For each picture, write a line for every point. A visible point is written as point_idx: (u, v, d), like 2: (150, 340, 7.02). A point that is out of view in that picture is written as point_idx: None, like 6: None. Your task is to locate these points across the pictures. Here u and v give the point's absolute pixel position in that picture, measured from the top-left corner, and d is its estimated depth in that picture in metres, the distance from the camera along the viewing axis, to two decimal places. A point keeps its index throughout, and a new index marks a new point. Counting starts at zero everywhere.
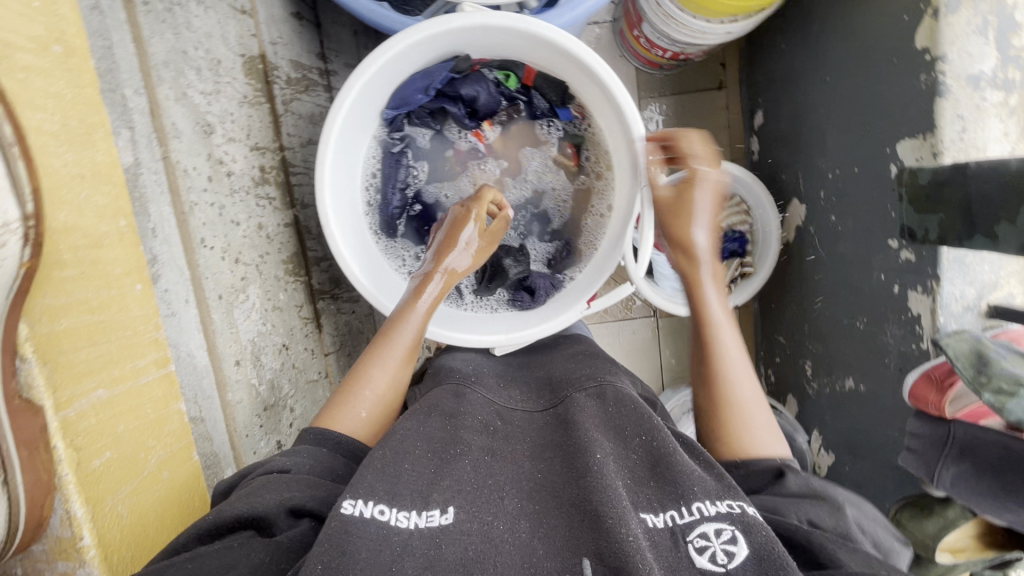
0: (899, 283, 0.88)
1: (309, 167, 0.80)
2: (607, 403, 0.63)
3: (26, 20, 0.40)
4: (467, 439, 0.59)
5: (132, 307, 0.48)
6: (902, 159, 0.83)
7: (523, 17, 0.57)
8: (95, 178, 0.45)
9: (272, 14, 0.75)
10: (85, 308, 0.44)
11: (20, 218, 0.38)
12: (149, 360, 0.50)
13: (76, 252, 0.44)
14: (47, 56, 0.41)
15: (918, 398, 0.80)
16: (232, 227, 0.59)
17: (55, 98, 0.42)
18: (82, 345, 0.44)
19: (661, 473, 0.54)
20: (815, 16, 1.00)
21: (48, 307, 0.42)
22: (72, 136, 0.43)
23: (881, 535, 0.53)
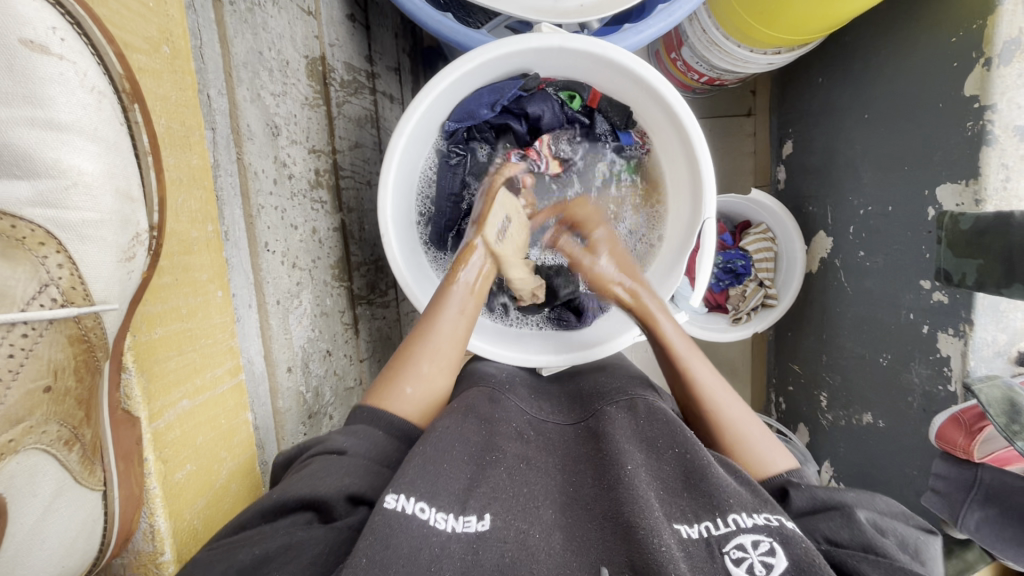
0: (929, 324, 0.89)
1: (355, 171, 0.79)
2: (638, 416, 0.60)
3: (144, 21, 0.43)
4: (504, 446, 0.56)
5: (213, 314, 0.52)
6: (942, 204, 0.86)
7: (602, 41, 0.58)
8: (192, 182, 0.48)
9: (332, 14, 0.75)
10: (176, 316, 0.48)
11: (147, 228, 0.44)
12: (224, 369, 0.54)
13: (172, 259, 0.47)
14: (159, 56, 0.45)
15: (946, 440, 0.80)
16: (291, 231, 0.59)
17: (163, 101, 0.45)
18: (172, 354, 0.48)
19: (693, 482, 0.52)
20: (859, 55, 1.01)
21: (147, 317, 0.46)
22: (174, 138, 0.46)
23: (904, 530, 0.51)
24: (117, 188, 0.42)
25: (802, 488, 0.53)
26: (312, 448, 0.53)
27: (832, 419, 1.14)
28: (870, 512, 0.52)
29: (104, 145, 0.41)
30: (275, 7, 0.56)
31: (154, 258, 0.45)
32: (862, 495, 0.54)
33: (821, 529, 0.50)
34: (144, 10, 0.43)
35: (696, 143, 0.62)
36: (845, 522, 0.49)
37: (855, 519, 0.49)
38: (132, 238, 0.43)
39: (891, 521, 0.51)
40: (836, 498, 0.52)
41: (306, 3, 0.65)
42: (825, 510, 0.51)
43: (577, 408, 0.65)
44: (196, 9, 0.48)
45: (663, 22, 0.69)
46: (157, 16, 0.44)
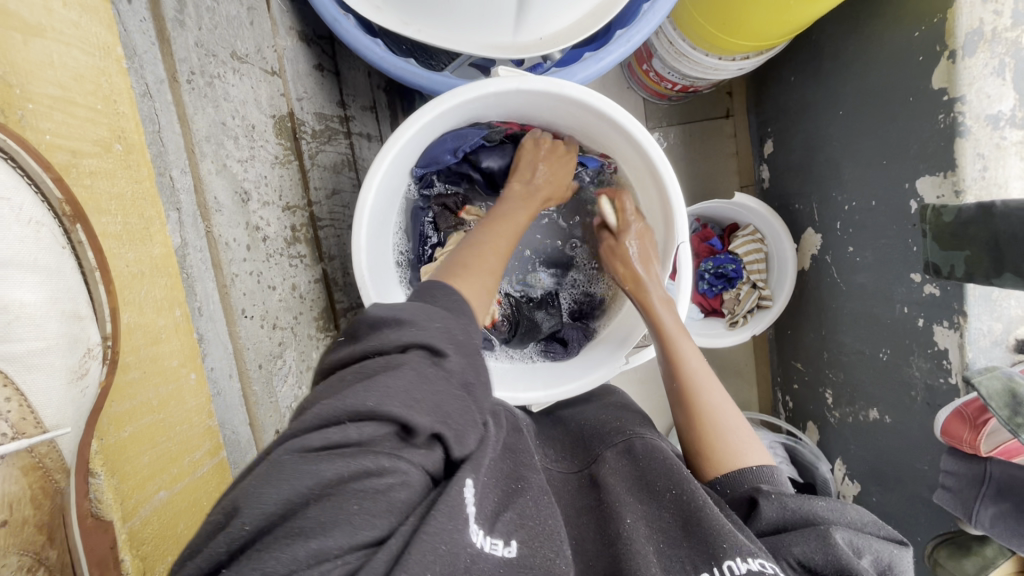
0: (924, 316, 0.88)
1: (334, 218, 0.80)
2: (639, 460, 0.60)
3: (92, 124, 0.45)
4: (528, 479, 0.53)
5: (187, 398, 0.53)
6: (923, 196, 0.85)
7: (558, 81, 0.58)
8: (154, 272, 0.49)
9: (298, 68, 0.76)
10: (147, 409, 0.49)
11: (100, 339, 0.44)
12: (203, 451, 0.55)
13: (138, 352, 0.48)
14: (110, 155, 0.46)
15: (951, 435, 0.79)
16: (269, 292, 0.59)
17: (118, 199, 0.46)
18: (144, 449, 0.49)
19: (690, 528, 0.50)
20: (827, 53, 1.01)
21: (115, 418, 0.47)
22: (132, 234, 0.47)
23: (881, 548, 0.50)
24: (62, 310, 0.42)
25: (772, 498, 0.52)
26: (368, 344, 0.46)
27: (840, 417, 1.13)
28: (848, 530, 0.50)
29: (47, 272, 0.41)
30: (236, 74, 0.57)
31: (109, 367, 0.45)
32: (837, 508, 0.52)
33: (792, 550, 0.48)
34: (92, 113, 0.45)
35: (662, 167, 0.63)
36: (819, 546, 0.47)
37: (831, 542, 0.47)
38: (83, 353, 0.43)
39: (868, 538, 0.50)
40: (807, 510, 0.51)
41: (269, 63, 0.66)
42: (799, 525, 0.50)
43: (583, 455, 0.66)
44: (152, 94, 0.49)
45: (623, 48, 0.70)
46: (106, 116, 0.45)
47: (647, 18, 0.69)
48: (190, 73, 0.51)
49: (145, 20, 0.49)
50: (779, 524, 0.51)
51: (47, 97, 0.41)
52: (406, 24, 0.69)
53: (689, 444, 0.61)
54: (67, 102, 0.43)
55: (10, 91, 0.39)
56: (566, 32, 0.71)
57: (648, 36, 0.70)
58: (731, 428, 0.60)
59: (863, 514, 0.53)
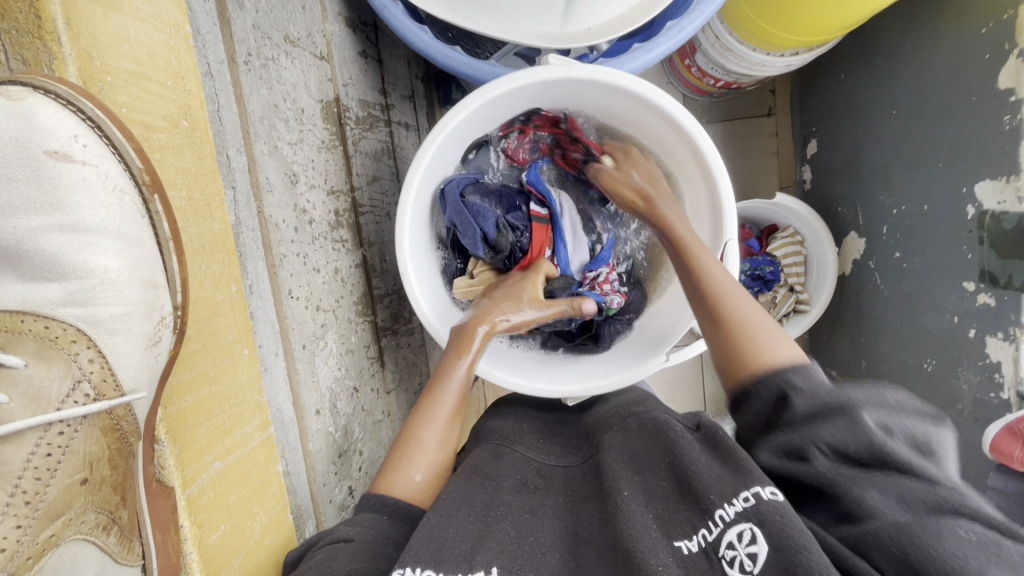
0: (975, 327, 0.85)
1: (374, 205, 0.81)
2: (632, 434, 0.61)
3: (162, 100, 0.45)
4: (505, 500, 0.57)
5: (240, 372, 0.53)
6: (982, 202, 0.81)
7: (611, 70, 0.57)
8: (214, 249, 0.49)
9: (344, 55, 0.77)
10: (204, 380, 0.50)
11: (172, 308, 0.46)
12: (254, 425, 0.55)
13: (197, 325, 0.49)
14: (178, 131, 0.46)
15: (1001, 452, 0.76)
16: (314, 274, 0.60)
17: (184, 173, 0.46)
18: (202, 419, 0.50)
19: (685, 489, 0.52)
20: (881, 50, 0.98)
21: (175, 388, 0.48)
22: (196, 209, 0.47)
23: (909, 424, 0.46)
24: (141, 278, 0.44)
25: (804, 390, 0.50)
26: None
27: None
28: (879, 410, 0.47)
29: (128, 240, 0.43)
30: (288, 58, 0.58)
31: (179, 337, 0.46)
32: (869, 389, 0.48)
33: (823, 437, 0.47)
34: (163, 89, 0.45)
35: (713, 159, 0.61)
36: (849, 428, 0.46)
37: (862, 424, 0.46)
38: (157, 323, 0.45)
39: (901, 416, 0.47)
40: (844, 395, 0.48)
41: (318, 48, 0.67)
42: (827, 412, 0.47)
43: (584, 441, 0.66)
44: (212, 73, 0.50)
45: (672, 40, 0.69)
46: (175, 92, 0.46)
47: (700, 9, 0.67)
48: (248, 55, 0.52)
49: (208, 2, 0.50)
50: (815, 409, 0.48)
51: (124, 71, 0.42)
52: (454, 11, 0.69)
53: (724, 367, 0.57)
54: (140, 78, 0.43)
55: (91, 64, 0.40)
56: (616, 22, 0.70)
57: (700, 27, 0.68)
58: (767, 333, 0.56)
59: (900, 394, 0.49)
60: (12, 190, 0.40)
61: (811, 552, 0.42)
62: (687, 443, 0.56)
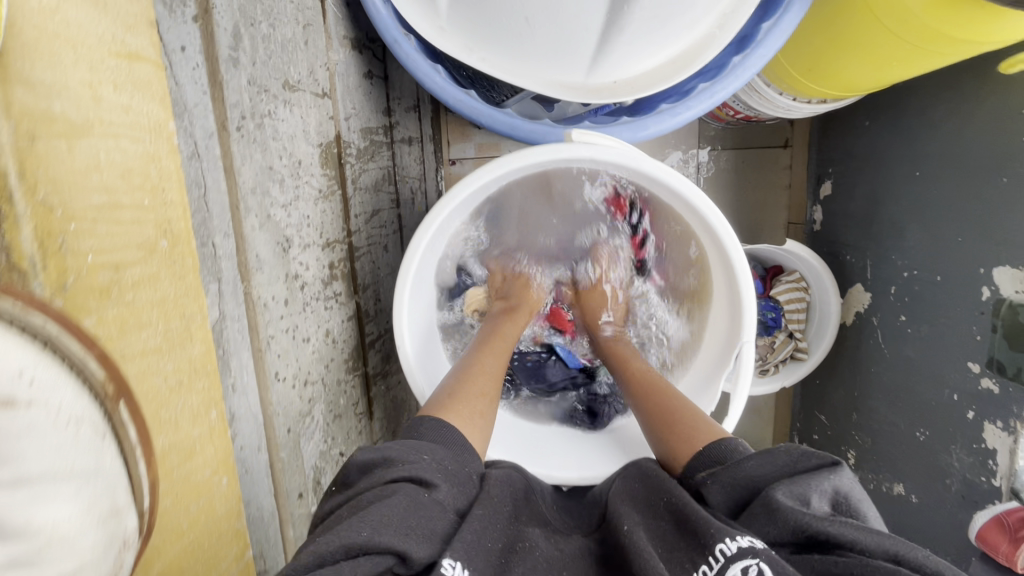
0: (975, 409, 0.84)
1: (370, 243, 0.76)
2: (632, 480, 0.57)
3: (138, 225, 0.37)
4: (527, 537, 0.50)
5: (218, 504, 0.44)
6: (998, 286, 0.79)
7: (640, 157, 0.53)
8: (193, 378, 0.41)
9: (348, 82, 0.70)
10: (177, 532, 0.40)
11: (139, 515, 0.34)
12: (229, 560, 0.45)
13: (170, 474, 0.39)
14: (155, 257, 0.38)
15: (987, 543, 0.76)
16: (303, 345, 0.54)
17: (160, 304, 0.38)
18: None
19: (685, 527, 0.47)
20: (912, 107, 0.93)
21: (147, 558, 0.37)
22: (172, 341, 0.39)
23: (839, 489, 0.45)
24: (100, 510, 0.32)
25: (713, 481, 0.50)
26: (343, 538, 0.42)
27: (860, 480, 1.10)
28: (793, 487, 0.45)
29: (84, 475, 0.31)
30: (285, 108, 0.52)
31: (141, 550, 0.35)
32: (761, 459, 0.48)
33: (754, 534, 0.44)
34: (139, 212, 0.37)
35: (735, 256, 0.57)
36: (768, 520, 0.43)
37: (777, 506, 0.44)
38: (118, 551, 0.33)
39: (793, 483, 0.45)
40: (756, 484, 0.47)
41: (320, 85, 0.61)
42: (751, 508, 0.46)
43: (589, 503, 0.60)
44: (199, 153, 0.42)
45: (703, 104, 0.64)
46: (154, 211, 0.38)
47: (735, 73, 0.63)
48: (241, 119, 0.45)
49: (199, 66, 0.42)
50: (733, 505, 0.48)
51: (90, 208, 0.34)
52: (469, 49, 0.63)
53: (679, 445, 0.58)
54: (113, 206, 0.36)
55: (51, 215, 0.32)
56: (644, 78, 0.65)
57: (735, 92, 0.63)
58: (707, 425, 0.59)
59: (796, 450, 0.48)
60: None
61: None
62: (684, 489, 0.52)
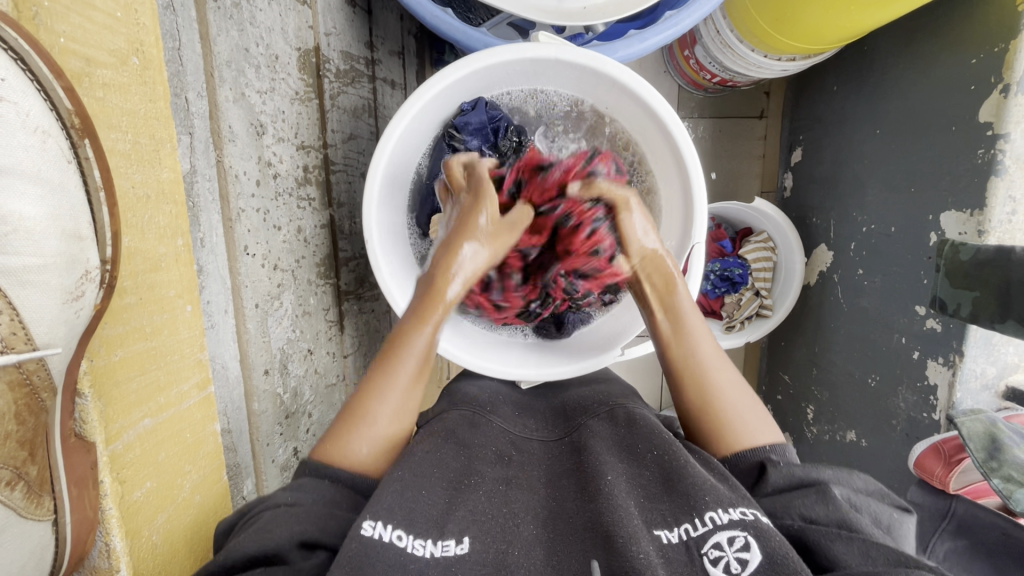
0: (920, 349, 0.88)
1: (347, 163, 0.78)
2: (619, 427, 0.62)
3: (109, 32, 0.40)
4: (481, 471, 0.57)
5: (181, 329, 0.49)
6: (944, 231, 0.84)
7: (601, 56, 0.57)
8: (159, 198, 0.45)
9: (329, 1, 0.72)
10: (139, 335, 0.45)
11: (99, 263, 0.40)
12: (192, 384, 0.51)
13: (136, 277, 0.44)
14: (127, 69, 0.41)
15: (923, 469, 0.80)
16: (274, 232, 0.57)
17: (130, 115, 0.42)
18: (134, 375, 0.45)
19: (673, 484, 0.53)
20: (874, 67, 0.97)
21: (106, 340, 0.43)
22: (142, 155, 0.43)
23: (881, 510, 0.51)
24: (62, 230, 0.37)
25: (780, 466, 0.53)
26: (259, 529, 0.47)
27: (817, 432, 1.15)
28: (845, 489, 0.53)
29: (49, 187, 0.36)
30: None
31: (103, 295, 0.40)
32: (840, 473, 0.54)
33: (796, 506, 0.50)
34: (110, 20, 0.40)
35: (687, 155, 0.60)
36: (820, 501, 0.50)
37: (831, 496, 0.50)
38: (80, 276, 0.38)
39: (866, 498, 0.52)
40: (814, 476, 0.53)
41: None
42: (802, 487, 0.52)
43: (562, 424, 0.67)
44: (175, 8, 0.45)
45: (671, 30, 0.67)
46: (125, 25, 0.40)
47: (698, 3, 0.66)
48: None
49: None
50: (790, 483, 0.52)
51: None
52: None
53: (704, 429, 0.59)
54: (84, 5, 0.38)
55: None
56: (613, 5, 0.67)
57: (697, 21, 0.67)
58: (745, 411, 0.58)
59: (870, 484, 0.55)
60: None
61: (796, 564, 0.44)
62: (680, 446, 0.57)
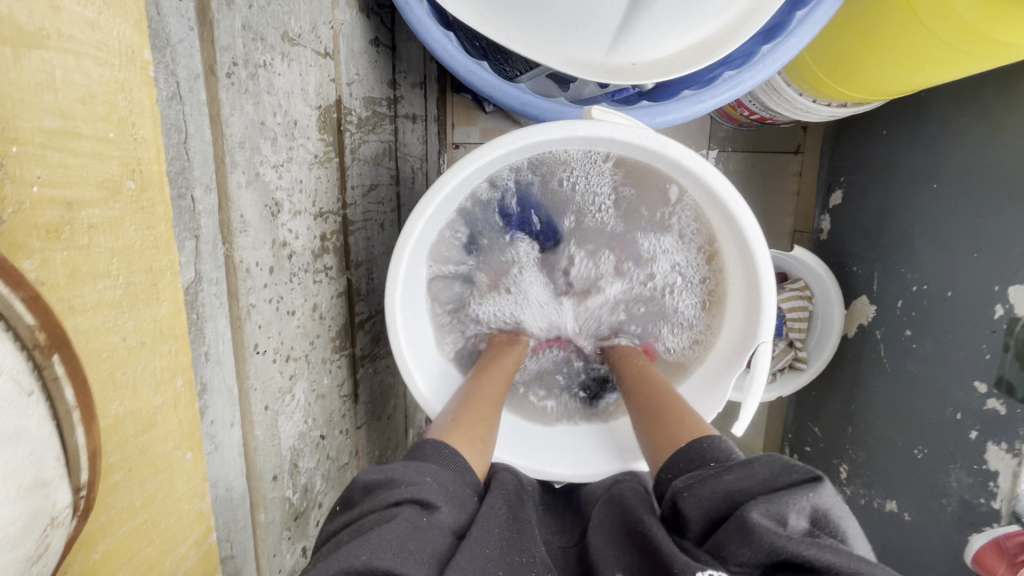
0: (979, 430, 0.81)
1: (366, 217, 0.72)
2: (614, 511, 0.57)
3: (99, 159, 0.34)
4: (533, 553, 0.51)
5: (177, 484, 0.42)
6: (1013, 305, 0.77)
7: (659, 139, 0.50)
8: (156, 339, 0.39)
9: (353, 46, 0.66)
10: (127, 514, 0.39)
11: (78, 480, 0.32)
12: (188, 544, 0.44)
13: (122, 446, 0.38)
14: (120, 198, 0.35)
15: (983, 567, 0.74)
16: (287, 318, 0.51)
17: (123, 252, 0.36)
18: (120, 563, 0.39)
19: (653, 569, 0.47)
20: (933, 117, 0.90)
21: (85, 539, 0.36)
22: (133, 297, 0.37)
23: (764, 505, 0.43)
24: (28, 473, 0.29)
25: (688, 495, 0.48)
26: None
27: (850, 495, 1.09)
28: (759, 500, 0.44)
29: (11, 435, 0.27)
30: (283, 63, 0.48)
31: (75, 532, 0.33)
32: (742, 470, 0.47)
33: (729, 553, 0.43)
34: (101, 144, 0.34)
35: (756, 252, 0.54)
36: (741, 538, 0.42)
37: (748, 524, 0.42)
38: (46, 524, 0.30)
39: (779, 494, 0.44)
40: (731, 496, 0.46)
41: (323, 44, 0.57)
42: (724, 520, 0.45)
43: (574, 522, 0.62)
44: (182, 93, 0.40)
45: (728, 94, 0.60)
46: (120, 145, 0.35)
47: (762, 63, 0.59)
48: (232, 64, 0.42)
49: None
50: (710, 519, 0.46)
51: (40, 130, 0.30)
52: (486, 20, 0.59)
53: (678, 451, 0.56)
54: (74, 119, 0.32)
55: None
56: (666, 63, 0.61)
57: (760, 83, 0.60)
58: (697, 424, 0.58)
59: (772, 461, 0.47)
60: None
61: None
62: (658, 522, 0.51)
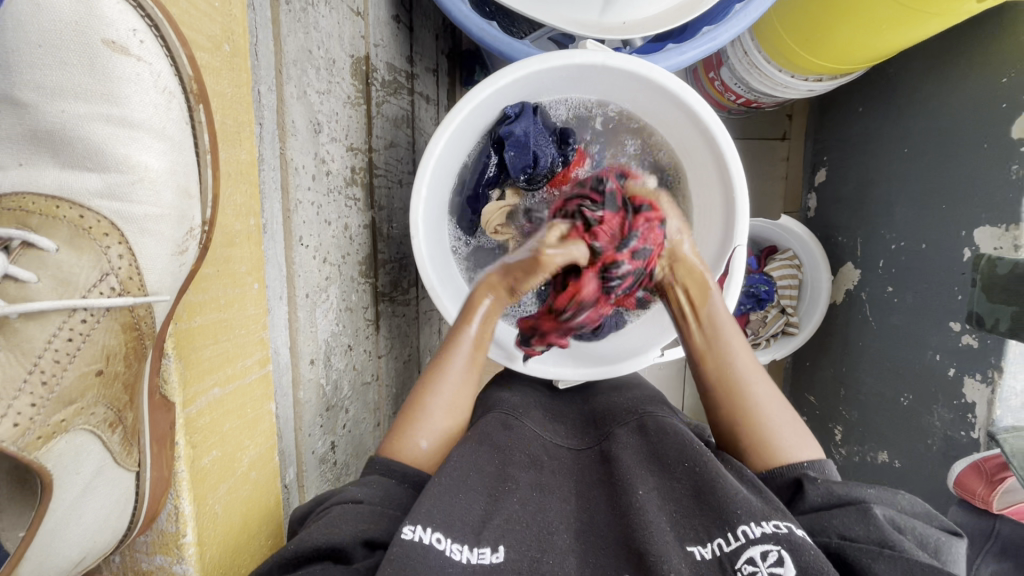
0: (956, 367, 0.87)
1: (387, 169, 0.80)
2: (648, 438, 0.61)
3: (208, 20, 0.44)
4: (516, 475, 0.56)
5: (249, 305, 0.52)
6: (979, 246, 0.84)
7: (647, 62, 0.59)
8: (239, 177, 0.48)
9: (378, 16, 0.76)
10: (215, 305, 0.48)
11: (201, 223, 0.45)
12: (254, 360, 0.54)
13: (216, 250, 0.48)
14: (219, 54, 0.45)
15: (964, 488, 0.78)
16: (325, 226, 0.60)
17: (220, 97, 0.46)
18: (209, 342, 0.49)
19: (705, 497, 0.51)
20: (902, 88, 0.99)
21: (188, 305, 0.47)
22: (226, 134, 0.46)
23: (926, 530, 0.50)
24: (178, 184, 0.43)
25: (819, 483, 0.51)
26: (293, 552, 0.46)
27: (846, 454, 1.12)
28: (888, 508, 0.50)
29: (170, 143, 0.43)
30: (326, 7, 0.57)
31: (203, 252, 0.46)
32: (880, 492, 0.52)
33: (835, 525, 0.48)
34: (211, 10, 0.44)
35: (730, 160, 0.62)
36: (860, 519, 0.47)
37: (872, 514, 0.48)
38: (185, 233, 0.44)
39: (910, 518, 0.50)
40: (853, 493, 0.50)
41: (355, 3, 0.66)
42: (841, 503, 0.49)
43: (592, 432, 0.67)
44: (254, 8, 0.49)
45: (707, 45, 0.69)
46: (222, 15, 0.45)
47: (736, 19, 0.68)
48: None
49: None
50: (827, 502, 0.50)
51: None
52: None
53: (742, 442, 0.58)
54: None
55: None
56: (652, 21, 0.70)
57: (735, 36, 0.68)
58: (775, 418, 0.58)
59: (913, 506, 0.53)
60: (65, 74, 0.40)
61: None
62: (712, 459, 0.55)
